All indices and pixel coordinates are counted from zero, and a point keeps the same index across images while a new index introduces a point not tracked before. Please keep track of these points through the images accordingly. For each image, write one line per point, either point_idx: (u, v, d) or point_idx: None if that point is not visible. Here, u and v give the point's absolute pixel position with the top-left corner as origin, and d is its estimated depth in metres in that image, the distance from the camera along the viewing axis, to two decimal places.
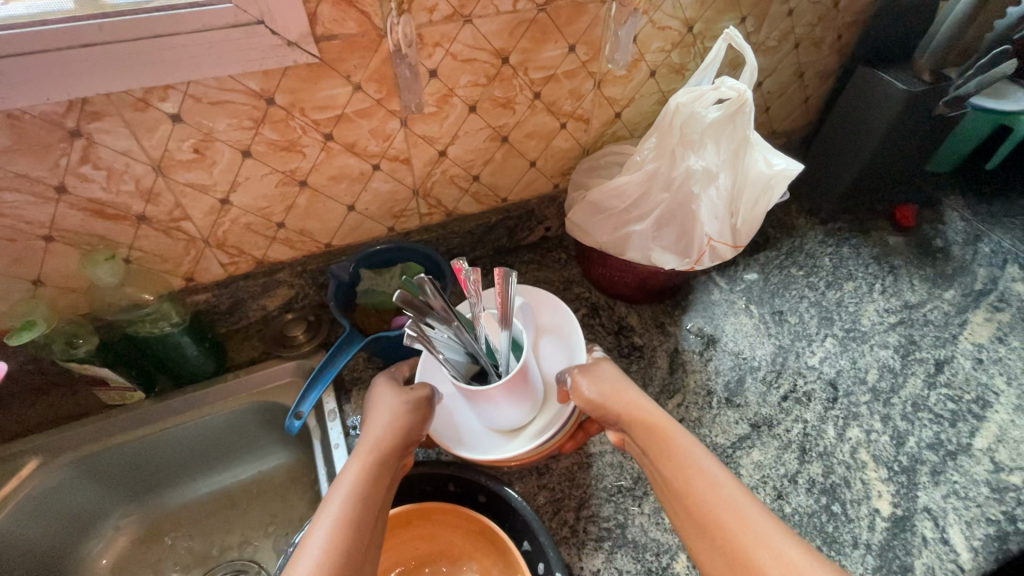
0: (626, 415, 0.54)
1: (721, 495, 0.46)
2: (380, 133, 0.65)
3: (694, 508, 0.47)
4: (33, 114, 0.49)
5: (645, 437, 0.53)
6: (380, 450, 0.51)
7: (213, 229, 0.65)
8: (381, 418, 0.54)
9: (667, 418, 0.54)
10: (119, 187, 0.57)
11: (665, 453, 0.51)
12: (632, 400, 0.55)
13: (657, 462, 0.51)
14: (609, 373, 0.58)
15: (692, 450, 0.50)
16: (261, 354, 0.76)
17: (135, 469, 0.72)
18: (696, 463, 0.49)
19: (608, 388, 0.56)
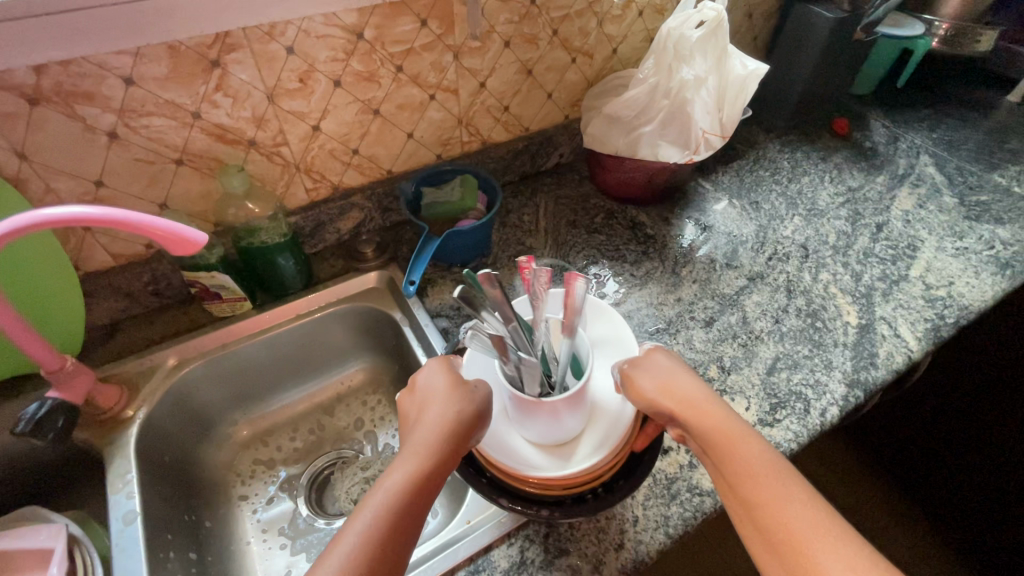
0: (696, 421, 0.56)
1: (796, 513, 0.49)
2: (438, 65, 0.79)
3: (768, 521, 0.49)
4: (187, 45, 0.60)
5: (716, 444, 0.54)
6: (427, 467, 0.52)
7: (304, 154, 0.77)
8: (434, 420, 0.56)
9: (728, 424, 0.56)
10: (239, 113, 0.69)
11: (737, 461, 0.53)
12: (695, 405, 0.57)
13: (727, 469, 0.53)
14: (677, 374, 0.60)
15: (762, 461, 0.52)
16: (340, 271, 0.88)
17: (246, 374, 0.83)
18: (771, 474, 0.51)
19: (679, 392, 0.58)
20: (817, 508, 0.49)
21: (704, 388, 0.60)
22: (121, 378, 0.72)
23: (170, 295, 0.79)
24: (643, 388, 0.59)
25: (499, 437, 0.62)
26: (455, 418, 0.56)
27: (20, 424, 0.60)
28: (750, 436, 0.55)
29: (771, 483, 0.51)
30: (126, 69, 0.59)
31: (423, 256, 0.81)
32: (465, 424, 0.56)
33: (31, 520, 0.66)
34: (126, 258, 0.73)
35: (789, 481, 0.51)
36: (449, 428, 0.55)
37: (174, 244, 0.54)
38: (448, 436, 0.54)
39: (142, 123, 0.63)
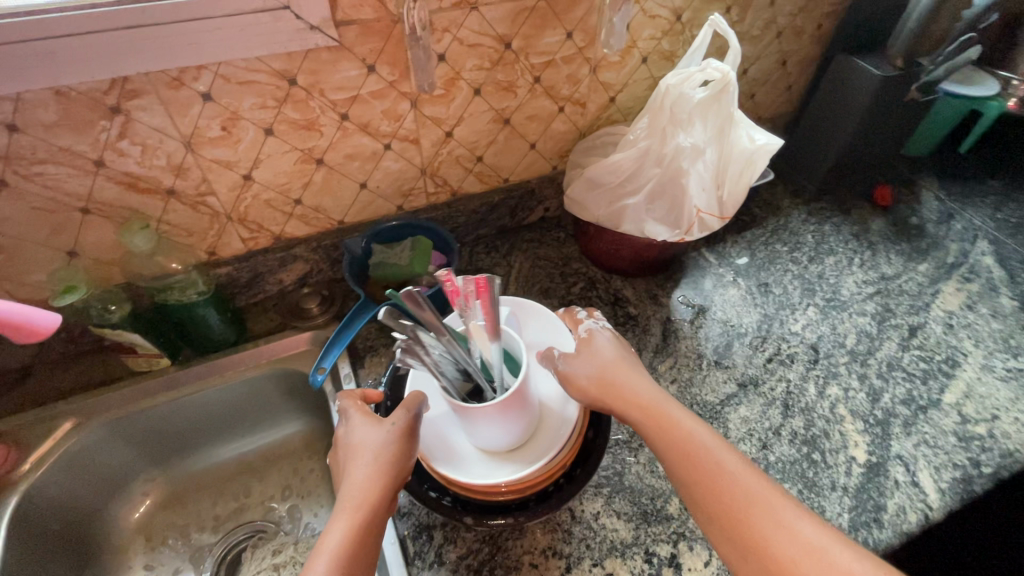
0: (629, 398, 0.55)
1: (732, 478, 0.47)
2: (393, 113, 0.70)
3: (706, 495, 0.47)
4: (78, 91, 0.53)
5: (651, 419, 0.53)
6: (366, 508, 0.49)
7: (236, 204, 0.69)
8: (368, 462, 0.51)
9: (660, 402, 0.54)
10: (152, 162, 0.61)
11: (672, 437, 0.51)
12: (623, 386, 0.56)
13: (663, 446, 0.51)
14: (609, 352, 0.59)
15: (694, 433, 0.51)
16: (278, 326, 0.80)
17: (161, 433, 0.76)
18: (704, 445, 0.50)
19: (608, 369, 0.57)
20: (755, 472, 0.47)
21: (636, 364, 0.59)
22: (16, 436, 0.67)
23: (87, 343, 0.73)
24: (575, 369, 0.58)
25: (444, 446, 0.58)
26: (391, 450, 0.52)
27: None
28: (681, 411, 0.53)
29: (704, 457, 0.49)
30: (8, 115, 0.52)
31: (344, 336, 0.72)
32: (403, 462, 0.52)
33: None
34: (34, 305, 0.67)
35: (724, 450, 0.49)
36: (388, 468, 0.51)
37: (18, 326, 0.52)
38: (388, 477, 0.51)
39: (34, 171, 0.57)
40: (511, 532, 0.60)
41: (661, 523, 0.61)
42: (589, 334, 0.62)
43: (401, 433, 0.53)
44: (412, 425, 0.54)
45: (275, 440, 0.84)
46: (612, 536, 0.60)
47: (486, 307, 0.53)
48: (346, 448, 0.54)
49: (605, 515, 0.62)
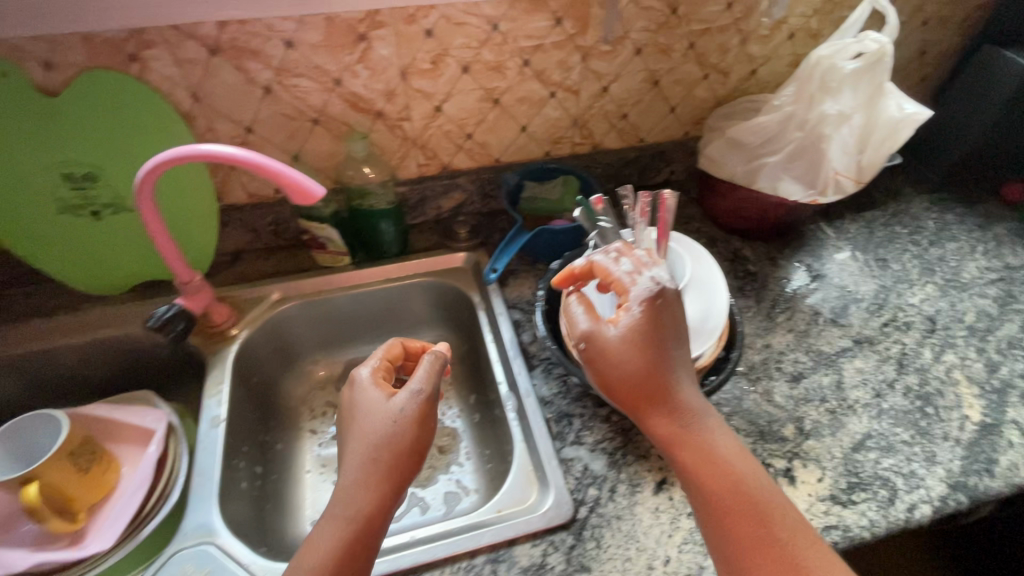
0: (672, 416, 0.53)
1: (784, 533, 0.48)
2: (565, 64, 0.80)
3: (750, 541, 0.48)
4: (342, 18, 0.67)
5: (702, 449, 0.52)
6: (353, 516, 0.53)
7: (423, 131, 0.82)
8: (353, 470, 0.55)
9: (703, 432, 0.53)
10: (374, 85, 0.74)
11: (723, 473, 0.51)
12: (659, 401, 0.53)
13: (709, 480, 0.50)
14: (671, 340, 0.54)
15: (747, 477, 0.51)
16: (433, 245, 0.92)
17: (331, 323, 0.90)
18: (756, 492, 0.50)
19: (663, 373, 0.53)
20: (803, 539, 0.48)
21: (686, 362, 0.55)
22: (232, 300, 0.83)
23: (286, 238, 0.88)
24: (618, 363, 0.53)
25: None
26: (383, 452, 0.55)
27: (152, 320, 0.71)
28: (731, 448, 0.53)
29: (763, 504, 0.49)
30: (290, 33, 0.66)
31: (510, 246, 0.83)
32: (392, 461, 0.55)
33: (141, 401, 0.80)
34: (258, 197, 0.83)
35: (776, 509, 0.50)
36: (373, 472, 0.55)
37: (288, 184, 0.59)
38: (373, 486, 0.54)
39: (293, 82, 0.71)
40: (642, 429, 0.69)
41: (777, 441, 0.68)
42: (645, 306, 0.53)
43: (388, 438, 0.56)
44: (421, 413, 0.58)
45: None
46: None
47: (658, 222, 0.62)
48: (354, 428, 0.58)
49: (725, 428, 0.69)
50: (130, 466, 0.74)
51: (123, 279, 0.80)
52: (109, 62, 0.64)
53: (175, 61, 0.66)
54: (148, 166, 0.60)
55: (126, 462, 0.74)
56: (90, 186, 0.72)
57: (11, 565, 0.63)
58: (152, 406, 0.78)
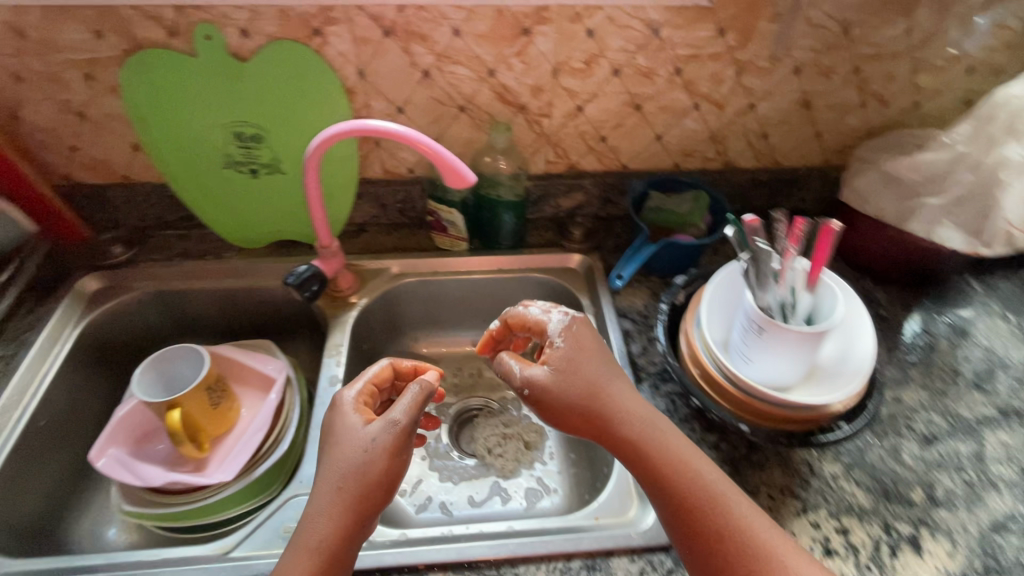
0: (626, 428, 0.58)
1: (738, 521, 0.52)
2: (717, 77, 0.78)
3: (710, 537, 0.52)
4: (511, 11, 0.68)
5: (659, 454, 0.56)
6: (321, 549, 0.52)
7: (560, 129, 0.82)
8: (321, 500, 0.54)
9: (650, 432, 0.58)
10: (525, 79, 0.75)
11: (681, 474, 0.55)
12: (601, 404, 0.59)
13: (664, 483, 0.55)
14: (585, 360, 0.62)
15: (704, 474, 0.55)
16: (546, 242, 0.93)
17: (438, 305, 0.92)
18: (711, 485, 0.54)
19: (598, 390, 0.60)
20: (760, 523, 0.52)
21: (623, 382, 0.62)
22: (355, 270, 0.87)
23: (410, 216, 0.92)
24: (560, 392, 0.60)
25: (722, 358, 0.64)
26: (356, 482, 0.55)
27: (292, 277, 0.75)
28: (681, 442, 0.57)
29: (716, 493, 0.54)
30: (460, 22, 0.69)
31: (637, 255, 0.81)
32: (366, 487, 0.54)
33: (263, 349, 0.86)
34: (393, 174, 0.87)
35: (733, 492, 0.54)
36: (345, 500, 0.54)
37: (435, 159, 0.62)
38: (340, 515, 0.53)
39: (451, 69, 0.74)
40: (752, 464, 0.66)
41: (901, 504, 0.63)
42: (562, 336, 0.64)
43: (356, 468, 0.55)
44: (393, 444, 0.57)
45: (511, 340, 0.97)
46: (850, 499, 0.63)
47: (818, 252, 0.56)
48: (330, 457, 0.57)
49: (844, 480, 0.65)
50: (250, 409, 0.80)
51: (264, 234, 0.88)
52: (296, 34, 0.69)
53: (352, 39, 0.70)
54: (318, 140, 0.65)
55: (247, 405, 0.80)
56: (254, 146, 0.78)
57: (151, 480, 0.69)
58: (274, 356, 0.83)
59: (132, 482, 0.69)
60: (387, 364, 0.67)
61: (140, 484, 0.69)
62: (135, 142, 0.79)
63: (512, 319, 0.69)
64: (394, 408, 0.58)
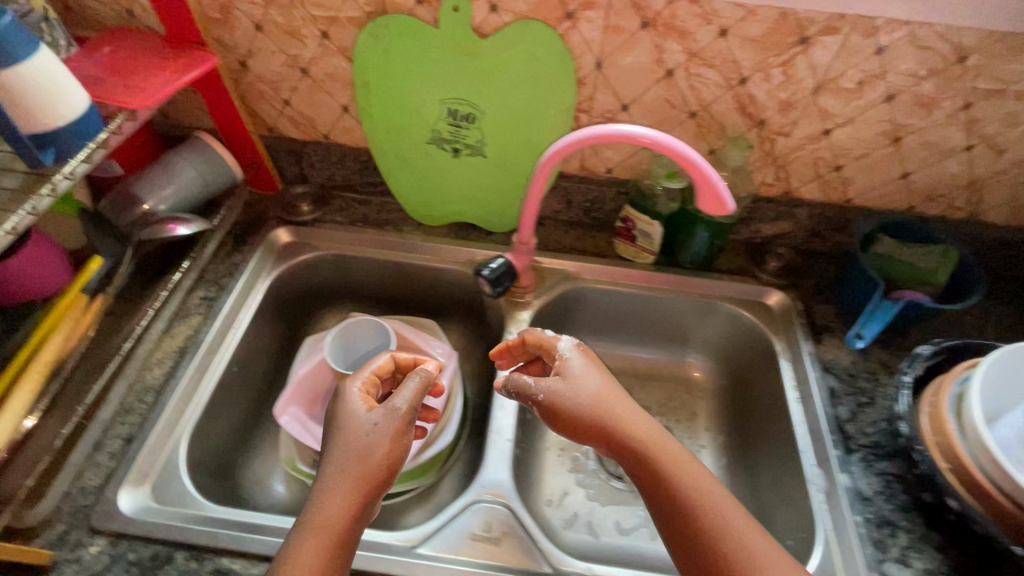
0: (626, 435, 0.54)
1: (719, 520, 0.48)
2: (1012, 118, 0.65)
3: (705, 544, 0.47)
4: (797, 16, 0.60)
5: (657, 464, 0.52)
6: (329, 530, 0.47)
7: (792, 150, 0.73)
8: (326, 483, 0.50)
9: (656, 432, 0.55)
10: (778, 93, 0.67)
11: (677, 488, 0.50)
12: (603, 411, 0.56)
13: (662, 486, 0.51)
14: (587, 378, 0.59)
15: (701, 488, 0.50)
16: (735, 268, 0.85)
17: (606, 315, 0.88)
18: (706, 494, 0.49)
19: (602, 402, 0.57)
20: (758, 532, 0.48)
21: (628, 398, 0.58)
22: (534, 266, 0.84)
23: (593, 218, 0.87)
24: (574, 400, 0.57)
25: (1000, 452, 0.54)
26: (353, 460, 0.51)
27: (487, 268, 0.72)
28: (679, 448, 0.54)
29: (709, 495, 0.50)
30: (733, 21, 0.61)
31: (875, 313, 0.72)
32: (371, 469, 0.50)
33: (427, 330, 0.85)
34: (589, 172, 0.81)
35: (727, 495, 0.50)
36: (343, 474, 0.50)
37: (689, 171, 0.55)
38: (350, 496, 0.49)
39: (700, 71, 0.66)
40: None
41: None
42: (570, 352, 0.62)
43: (357, 438, 0.52)
44: (399, 429, 0.53)
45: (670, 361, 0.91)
46: None
47: None
48: (334, 444, 0.53)
49: None
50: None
51: (448, 215, 0.86)
52: (546, 15, 0.64)
53: (604, 26, 0.64)
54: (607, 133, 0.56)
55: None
56: (464, 127, 0.75)
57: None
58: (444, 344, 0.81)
59: (312, 444, 0.71)
60: (421, 381, 0.56)
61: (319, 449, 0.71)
62: (345, 105, 0.77)
63: (528, 336, 0.66)
64: (398, 396, 0.55)
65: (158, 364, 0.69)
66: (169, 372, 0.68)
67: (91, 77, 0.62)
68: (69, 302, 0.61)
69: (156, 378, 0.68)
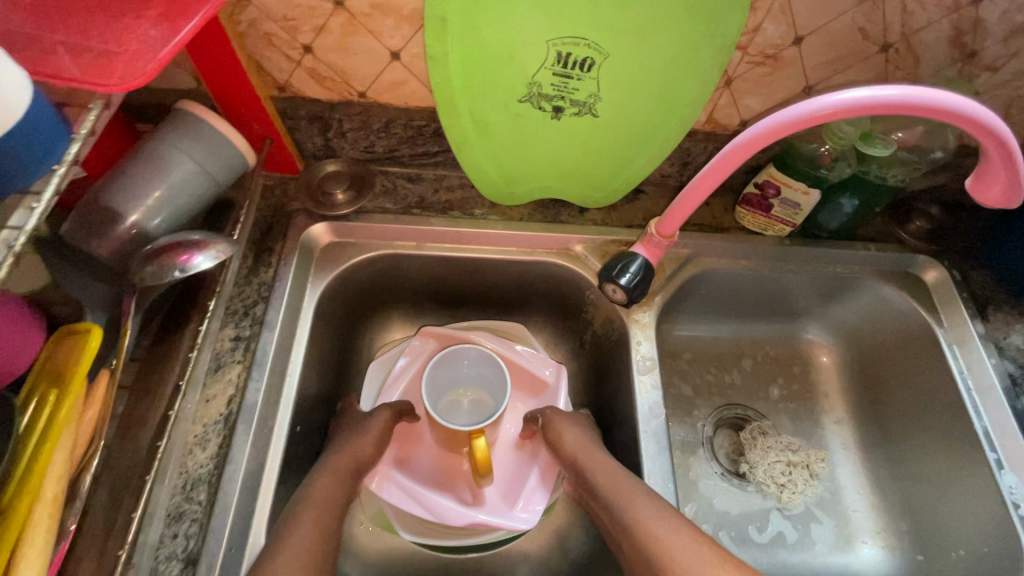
0: (571, 456, 0.56)
1: (635, 516, 0.48)
2: None
3: (632, 543, 0.48)
4: None
5: (588, 477, 0.54)
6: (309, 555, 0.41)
7: (992, 89, 0.57)
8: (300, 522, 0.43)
9: (603, 452, 0.55)
10: (1016, 15, 0.50)
11: (600, 494, 0.52)
12: (568, 434, 0.58)
13: (600, 496, 0.52)
14: (561, 418, 0.60)
15: (619, 489, 0.51)
16: (875, 233, 0.71)
17: (721, 295, 0.75)
18: (624, 494, 0.50)
19: (559, 427, 0.59)
20: (672, 523, 0.47)
21: (591, 431, 0.59)
22: None
23: None
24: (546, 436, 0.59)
25: None
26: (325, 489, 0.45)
27: (625, 275, 0.57)
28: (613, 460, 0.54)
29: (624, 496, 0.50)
30: None
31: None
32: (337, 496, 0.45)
33: (516, 337, 0.69)
34: (718, 128, 0.62)
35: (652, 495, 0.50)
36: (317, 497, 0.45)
37: (976, 136, 0.39)
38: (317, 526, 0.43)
39: None
40: None
41: None
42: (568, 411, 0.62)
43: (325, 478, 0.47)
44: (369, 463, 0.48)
45: (778, 338, 0.80)
46: None
47: None
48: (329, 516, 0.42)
49: None
50: (518, 414, 0.66)
51: (529, 193, 0.66)
52: None
53: None
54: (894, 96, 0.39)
55: (513, 410, 0.66)
56: (574, 77, 0.54)
57: (445, 516, 0.57)
58: (532, 349, 0.67)
59: (423, 515, 0.57)
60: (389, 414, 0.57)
61: (434, 520, 0.56)
62: (398, 49, 0.54)
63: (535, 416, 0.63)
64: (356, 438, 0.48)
65: (201, 445, 0.50)
66: (219, 455, 0.50)
67: (20, 38, 0.38)
68: (72, 400, 0.41)
69: (202, 466, 0.49)
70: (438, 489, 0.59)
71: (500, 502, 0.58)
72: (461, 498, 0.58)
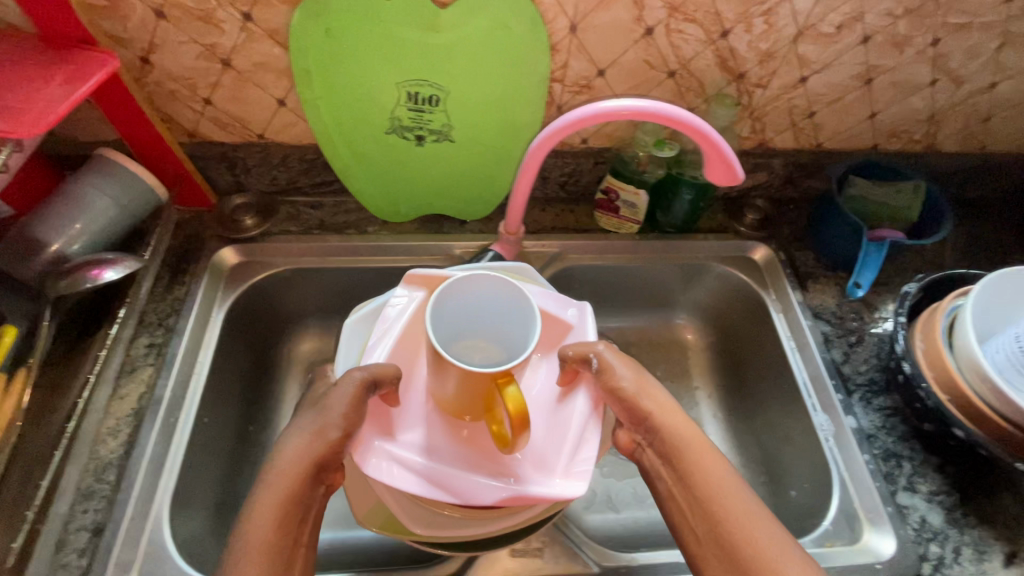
0: (646, 409, 0.48)
1: (714, 484, 0.44)
2: (973, 51, 0.68)
3: (706, 513, 0.44)
4: None
5: (660, 437, 0.48)
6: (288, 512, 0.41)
7: (770, 101, 0.71)
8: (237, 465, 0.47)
9: (677, 411, 0.49)
10: (759, 44, 0.64)
11: (676, 456, 0.47)
12: (642, 384, 0.50)
13: (674, 460, 0.47)
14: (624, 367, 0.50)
15: (708, 469, 0.45)
16: (716, 226, 0.84)
17: (597, 289, 0.85)
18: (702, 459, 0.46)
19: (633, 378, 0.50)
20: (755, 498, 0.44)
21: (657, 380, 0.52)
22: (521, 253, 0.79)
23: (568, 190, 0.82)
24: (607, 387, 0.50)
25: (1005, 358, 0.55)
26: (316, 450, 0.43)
27: None
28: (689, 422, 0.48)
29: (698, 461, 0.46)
30: None
31: (868, 260, 0.73)
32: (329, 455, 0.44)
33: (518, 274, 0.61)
34: None
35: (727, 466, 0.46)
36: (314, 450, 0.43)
37: (695, 137, 0.52)
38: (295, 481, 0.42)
39: (679, 28, 0.62)
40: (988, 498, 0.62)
41: None
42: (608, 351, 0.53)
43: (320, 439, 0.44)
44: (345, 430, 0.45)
45: (656, 325, 0.90)
46: None
47: None
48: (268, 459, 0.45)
49: None
50: (541, 374, 0.56)
51: (411, 208, 0.77)
52: None
53: None
54: (633, 109, 0.52)
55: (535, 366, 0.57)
56: (427, 110, 0.67)
57: (472, 498, 0.48)
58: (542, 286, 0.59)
59: (444, 498, 0.48)
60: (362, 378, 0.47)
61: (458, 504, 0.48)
62: (282, 97, 0.66)
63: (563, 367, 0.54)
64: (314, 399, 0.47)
65: (113, 435, 0.58)
66: (128, 442, 0.58)
67: None
68: None
69: (113, 451, 0.57)
70: (465, 470, 0.50)
71: (538, 473, 0.49)
72: (496, 477, 0.49)
